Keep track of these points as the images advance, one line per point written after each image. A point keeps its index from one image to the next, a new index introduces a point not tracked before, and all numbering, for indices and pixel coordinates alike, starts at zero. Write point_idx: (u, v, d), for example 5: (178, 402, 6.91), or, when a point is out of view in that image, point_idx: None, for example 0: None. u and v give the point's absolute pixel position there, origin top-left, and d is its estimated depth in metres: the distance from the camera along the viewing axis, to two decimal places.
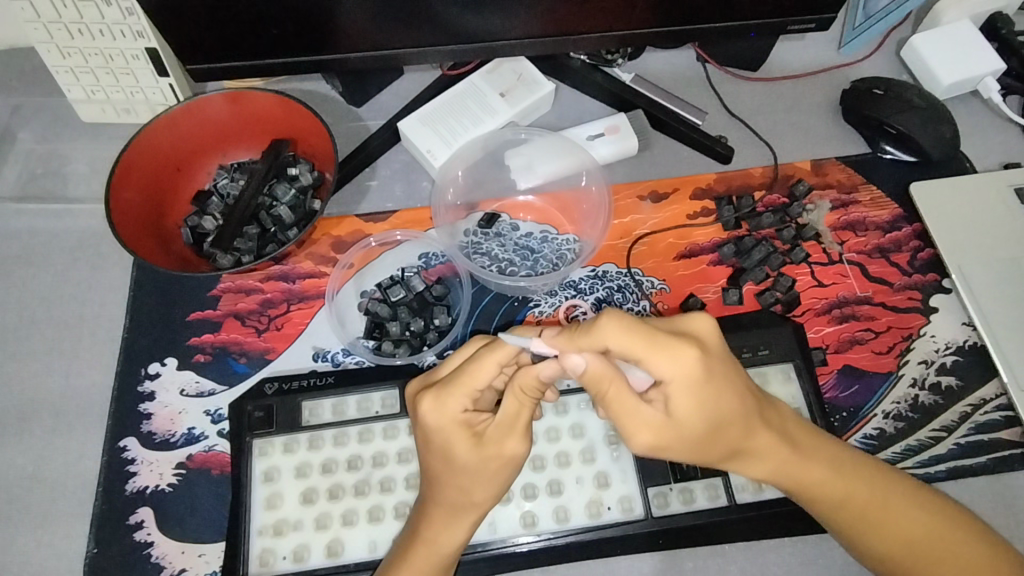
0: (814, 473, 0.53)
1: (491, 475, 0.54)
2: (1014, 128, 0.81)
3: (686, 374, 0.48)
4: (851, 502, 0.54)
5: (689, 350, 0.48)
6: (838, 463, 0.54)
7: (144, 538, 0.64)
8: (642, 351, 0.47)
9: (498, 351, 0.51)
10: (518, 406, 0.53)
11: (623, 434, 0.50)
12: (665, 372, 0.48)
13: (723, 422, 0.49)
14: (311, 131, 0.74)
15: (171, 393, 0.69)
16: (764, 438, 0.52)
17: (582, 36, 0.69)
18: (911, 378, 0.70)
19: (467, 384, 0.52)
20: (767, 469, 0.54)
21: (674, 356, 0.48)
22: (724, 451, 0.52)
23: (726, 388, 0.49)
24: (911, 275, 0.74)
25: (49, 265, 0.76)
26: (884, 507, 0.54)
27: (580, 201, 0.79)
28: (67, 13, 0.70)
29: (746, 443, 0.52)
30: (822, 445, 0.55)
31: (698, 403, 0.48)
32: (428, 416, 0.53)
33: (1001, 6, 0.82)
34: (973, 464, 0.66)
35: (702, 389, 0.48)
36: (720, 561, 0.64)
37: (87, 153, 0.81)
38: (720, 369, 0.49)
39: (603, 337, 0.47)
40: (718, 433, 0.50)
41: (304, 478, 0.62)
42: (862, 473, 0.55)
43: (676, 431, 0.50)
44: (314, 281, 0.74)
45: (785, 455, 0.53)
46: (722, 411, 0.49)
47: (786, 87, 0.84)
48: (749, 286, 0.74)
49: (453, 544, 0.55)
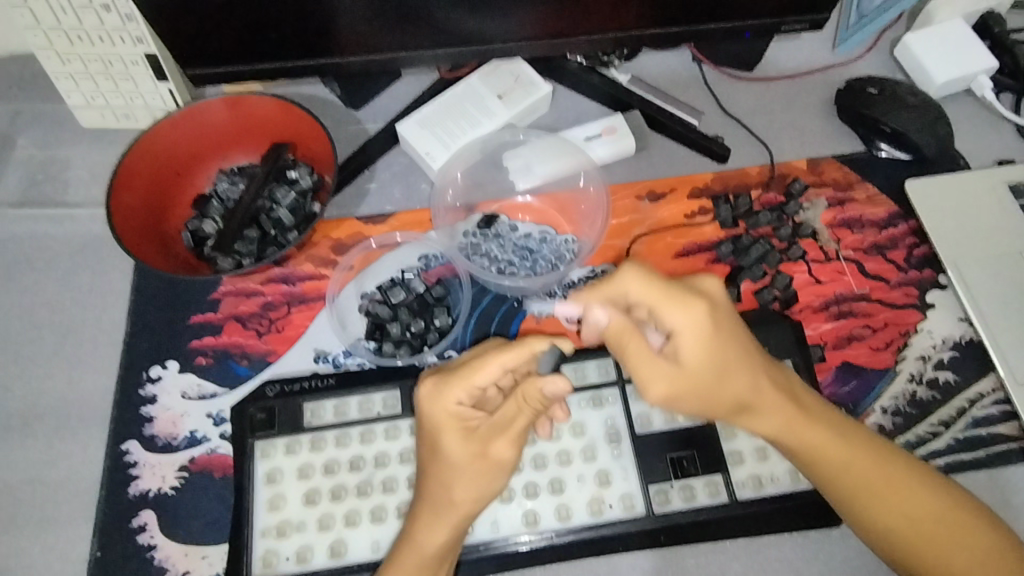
0: (818, 434, 0.55)
1: (475, 477, 0.54)
2: (1008, 126, 0.82)
3: (696, 324, 0.52)
4: (855, 465, 0.55)
5: (697, 303, 0.52)
6: (842, 431, 0.56)
7: (146, 542, 0.64)
8: (659, 299, 0.51)
9: (505, 355, 0.52)
10: (515, 411, 0.55)
11: (639, 385, 0.53)
12: (676, 322, 0.52)
13: (727, 369, 0.52)
14: (311, 135, 0.75)
15: (173, 397, 0.70)
16: (768, 393, 0.54)
17: (578, 37, 0.70)
18: (909, 373, 0.70)
19: (466, 379, 0.52)
20: (775, 427, 0.55)
21: (687, 306, 0.52)
22: (730, 403, 0.54)
23: (733, 341, 0.53)
24: (907, 272, 0.75)
25: (48, 271, 0.76)
26: (887, 475, 0.55)
27: (578, 202, 0.79)
28: (66, 19, 0.71)
29: (754, 398, 0.54)
30: (827, 409, 0.57)
31: (705, 351, 0.52)
32: (424, 404, 0.54)
33: (993, 4, 0.83)
34: (971, 459, 0.67)
35: (710, 336, 0.52)
36: (722, 558, 0.64)
37: (86, 159, 0.81)
38: (726, 319, 0.53)
39: (621, 282, 0.51)
40: (723, 386, 0.53)
41: (306, 480, 0.62)
42: (865, 440, 0.56)
43: (687, 377, 0.52)
44: (315, 284, 0.75)
45: (791, 415, 0.55)
46: (727, 359, 0.52)
47: (780, 86, 0.84)
48: (748, 284, 0.75)
49: (435, 544, 0.54)
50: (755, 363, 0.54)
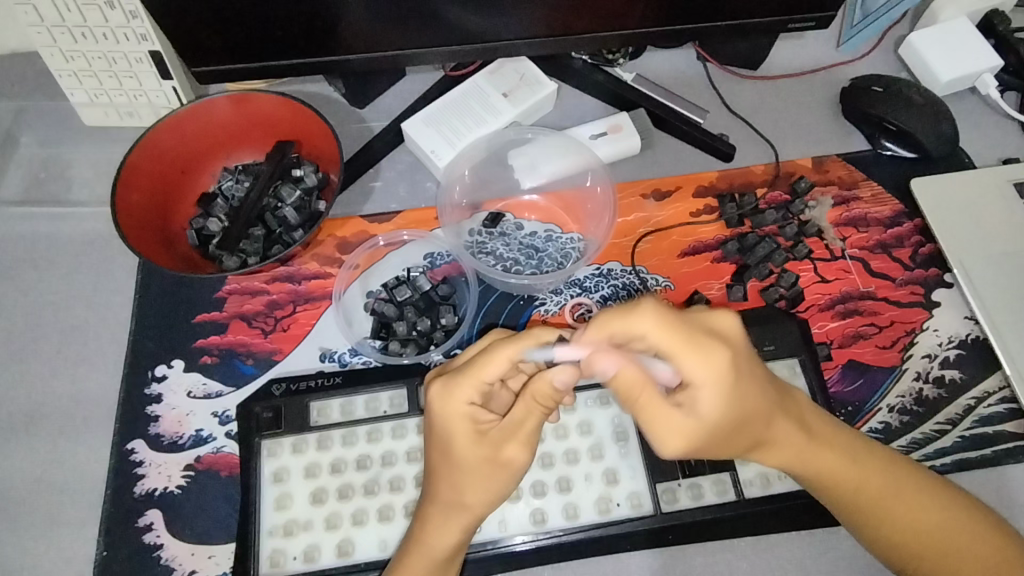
0: (832, 465, 0.54)
1: (487, 478, 0.53)
2: (1013, 125, 0.82)
3: (716, 374, 0.49)
4: (869, 491, 0.54)
5: (720, 350, 0.49)
6: (853, 455, 0.55)
7: (153, 541, 0.64)
8: (678, 347, 0.48)
9: (514, 348, 0.52)
10: (526, 413, 0.53)
11: (652, 438, 0.51)
12: (694, 372, 0.49)
13: (743, 415, 0.50)
14: (316, 133, 0.75)
15: (178, 395, 0.69)
16: (784, 428, 0.53)
17: (584, 36, 0.70)
18: (915, 372, 0.70)
19: (475, 376, 0.52)
20: (786, 459, 0.55)
21: (707, 355, 0.49)
22: (745, 442, 0.52)
23: (752, 386, 0.50)
24: (913, 271, 0.75)
25: (53, 269, 0.76)
26: (901, 499, 0.54)
27: (584, 201, 0.79)
28: (70, 16, 0.70)
29: (767, 435, 0.53)
30: (842, 437, 0.56)
31: (726, 403, 0.49)
32: (434, 403, 0.54)
33: (997, 3, 0.83)
34: (978, 457, 0.67)
35: (730, 385, 0.49)
36: (730, 556, 0.64)
37: (90, 157, 0.81)
38: (746, 364, 0.50)
39: (637, 328, 0.48)
40: (738, 429, 0.51)
41: (313, 479, 0.62)
42: (877, 461, 0.55)
43: (703, 424, 0.50)
44: (320, 282, 0.75)
45: (804, 447, 0.54)
46: (745, 408, 0.50)
47: (785, 85, 0.84)
48: (754, 283, 0.75)
49: (445, 547, 0.54)
50: (771, 401, 0.52)
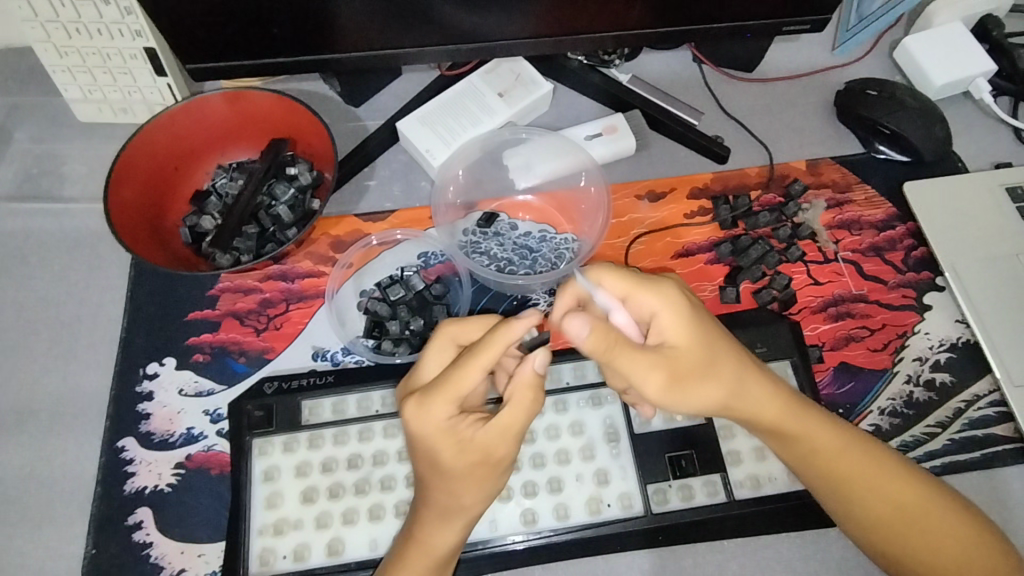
0: (812, 427, 0.56)
1: (478, 481, 0.53)
2: (1006, 129, 0.82)
3: (674, 304, 0.54)
4: (847, 457, 0.56)
5: (670, 284, 0.55)
6: (832, 422, 0.58)
7: (143, 539, 0.64)
8: (630, 285, 0.54)
9: (483, 356, 0.50)
10: (511, 415, 0.52)
11: (636, 378, 0.52)
12: (652, 305, 0.54)
13: (710, 352, 0.54)
14: (311, 131, 0.74)
15: (170, 393, 0.69)
16: (760, 386, 0.56)
17: (579, 36, 0.70)
18: (907, 374, 0.71)
19: (451, 391, 0.50)
20: (769, 418, 0.56)
21: (661, 287, 0.54)
22: (725, 395, 0.55)
23: (709, 322, 0.55)
24: (906, 274, 0.75)
25: (45, 266, 0.75)
26: (877, 466, 0.56)
27: (578, 201, 0.79)
28: (65, 12, 0.70)
29: (744, 386, 0.55)
30: (819, 410, 0.58)
31: (689, 332, 0.53)
32: (413, 424, 0.51)
33: (992, 8, 0.83)
34: (967, 460, 0.67)
35: (689, 316, 0.54)
36: (719, 557, 0.64)
37: (83, 153, 0.81)
38: (699, 306, 0.56)
39: (595, 278, 0.55)
40: (710, 369, 0.54)
41: (303, 477, 0.62)
42: (855, 435, 0.58)
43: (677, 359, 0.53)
44: (314, 281, 0.75)
45: (781, 407, 0.56)
46: (710, 340, 0.54)
47: (780, 87, 0.84)
48: (747, 285, 0.75)
49: (446, 546, 0.55)
50: (737, 348, 0.56)
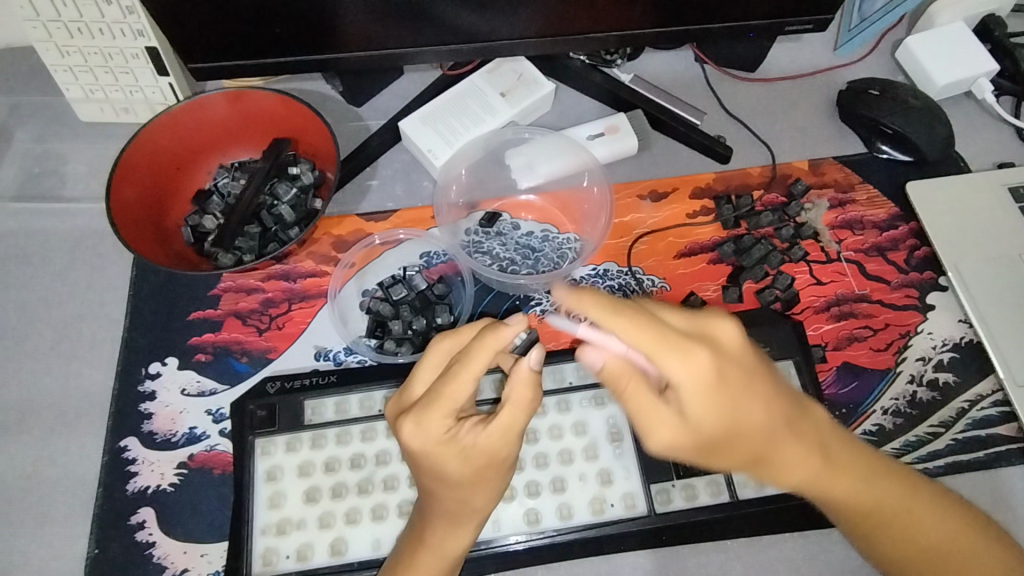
0: (852, 495, 0.52)
1: (485, 484, 0.53)
2: (1008, 129, 0.82)
3: (700, 380, 0.45)
4: (890, 521, 0.52)
5: (701, 354, 0.45)
6: (870, 475, 0.52)
7: (145, 539, 0.64)
8: (651, 348, 0.45)
9: (473, 365, 0.49)
10: (511, 416, 0.51)
11: (641, 432, 0.50)
12: (675, 375, 0.45)
13: (744, 429, 0.47)
14: (313, 131, 0.74)
15: (172, 393, 0.69)
16: (798, 455, 0.50)
17: (582, 36, 0.70)
18: (910, 374, 0.71)
19: (446, 403, 0.50)
20: (796, 478, 0.51)
21: (688, 358, 0.45)
22: (749, 459, 0.49)
23: (742, 396, 0.47)
24: (908, 273, 0.75)
25: (46, 265, 0.75)
26: (921, 523, 0.52)
27: (581, 201, 0.79)
28: (66, 12, 0.70)
29: (773, 453, 0.49)
30: (866, 464, 0.53)
31: (714, 410, 0.46)
32: (410, 442, 0.50)
33: (994, 8, 0.83)
34: (970, 459, 0.67)
35: (719, 394, 0.46)
36: (723, 557, 0.64)
37: (85, 153, 0.80)
38: (739, 372, 0.47)
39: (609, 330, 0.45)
40: (736, 440, 0.48)
41: (306, 477, 0.62)
42: (892, 481, 0.53)
43: (692, 434, 0.48)
44: (316, 281, 0.74)
45: (820, 475, 0.51)
46: (740, 415, 0.47)
47: (782, 87, 0.84)
48: (749, 285, 0.75)
49: (458, 549, 0.55)
50: (779, 416, 0.49)
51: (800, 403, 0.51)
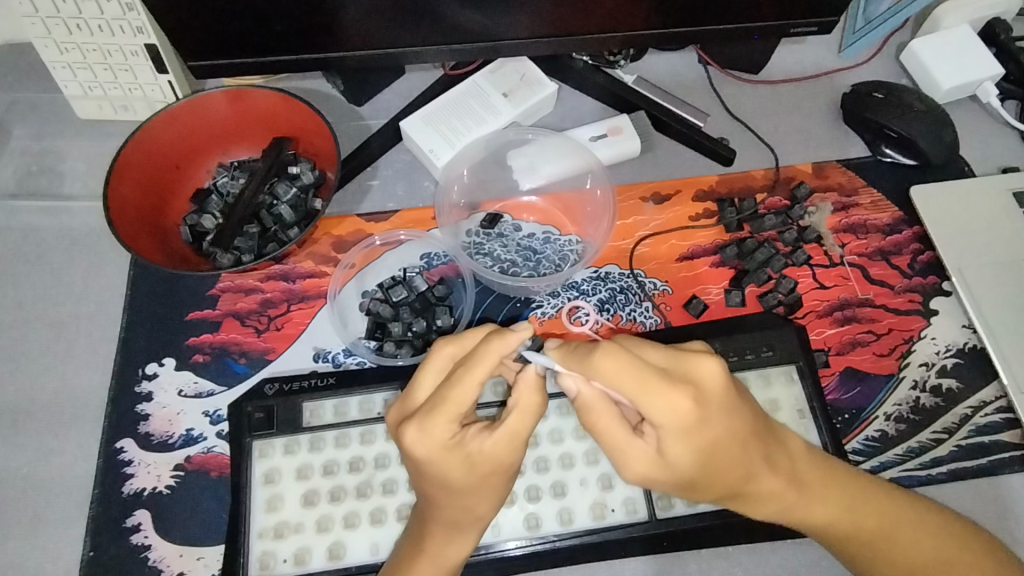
0: (823, 514, 0.54)
1: (490, 490, 0.52)
2: (1013, 134, 0.82)
3: (678, 421, 0.46)
4: (860, 535, 0.54)
5: (682, 395, 0.46)
6: (846, 498, 0.54)
7: (140, 541, 0.63)
8: (635, 392, 0.46)
9: (478, 370, 0.48)
10: (518, 423, 0.51)
11: (615, 463, 0.51)
12: (656, 416, 0.46)
13: (715, 462, 0.49)
14: (314, 130, 0.74)
15: (169, 394, 0.69)
16: (768, 482, 0.51)
17: (585, 36, 0.69)
18: (912, 380, 0.70)
19: (451, 408, 0.49)
20: (771, 510, 0.53)
21: (666, 400, 0.46)
22: (726, 492, 0.51)
23: (722, 433, 0.48)
24: (912, 278, 0.75)
25: (42, 264, 0.74)
26: (893, 533, 0.54)
27: (583, 203, 0.79)
28: (65, 8, 0.69)
29: (749, 485, 0.51)
30: (835, 482, 0.54)
31: (690, 449, 0.48)
32: (413, 448, 0.49)
33: (999, 12, 0.82)
34: (973, 466, 0.67)
35: (695, 434, 0.47)
36: (724, 563, 0.64)
37: (83, 150, 0.80)
38: (716, 413, 0.47)
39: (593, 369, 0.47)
40: (712, 473, 0.49)
41: (304, 480, 0.61)
42: (869, 501, 0.54)
43: (668, 466, 0.49)
44: (315, 281, 0.74)
45: (790, 498, 0.53)
46: (716, 453, 0.48)
47: (786, 90, 0.84)
48: (752, 288, 0.74)
49: (460, 555, 0.55)
50: (752, 445, 0.50)
51: (769, 427, 0.52)
